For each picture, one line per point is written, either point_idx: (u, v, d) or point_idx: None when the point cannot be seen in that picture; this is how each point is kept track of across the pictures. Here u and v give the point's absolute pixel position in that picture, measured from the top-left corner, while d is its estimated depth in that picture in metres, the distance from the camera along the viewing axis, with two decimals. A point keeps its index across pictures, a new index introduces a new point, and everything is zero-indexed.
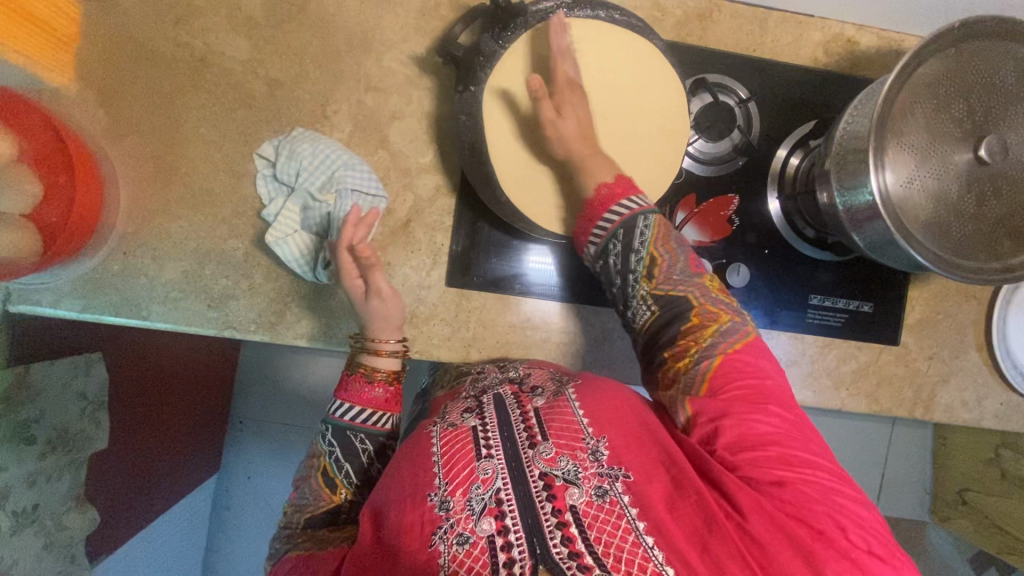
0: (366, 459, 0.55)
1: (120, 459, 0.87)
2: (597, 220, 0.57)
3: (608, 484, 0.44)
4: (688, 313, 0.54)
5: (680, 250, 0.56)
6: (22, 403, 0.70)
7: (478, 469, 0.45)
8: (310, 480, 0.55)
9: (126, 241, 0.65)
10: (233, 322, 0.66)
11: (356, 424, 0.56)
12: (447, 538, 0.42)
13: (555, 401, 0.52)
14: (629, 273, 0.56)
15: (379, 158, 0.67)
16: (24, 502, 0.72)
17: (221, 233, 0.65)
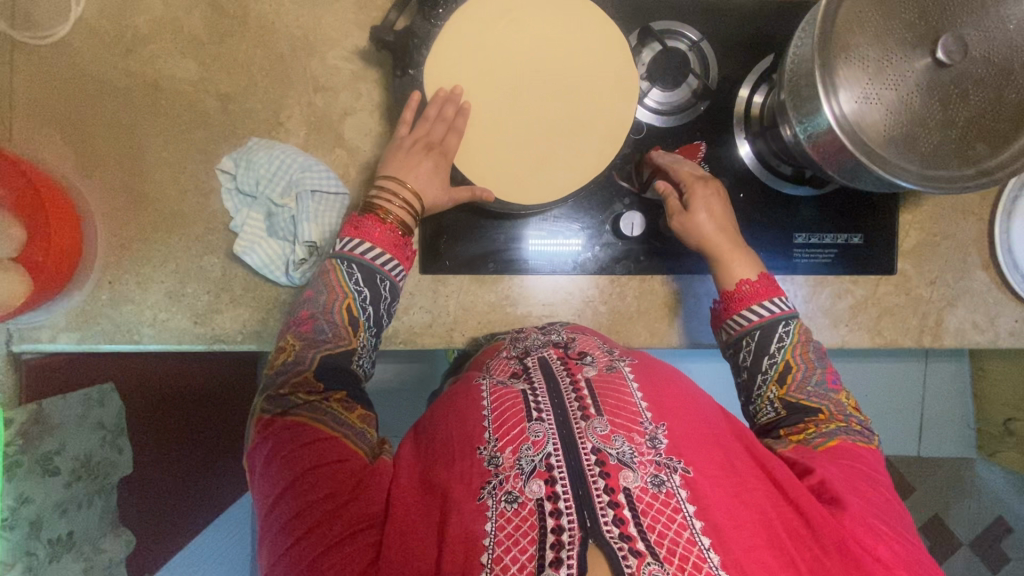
0: (384, 308, 0.59)
1: (157, 483, 0.91)
2: (735, 313, 0.62)
3: (666, 473, 0.44)
4: (818, 416, 0.57)
5: (817, 362, 0.60)
6: (41, 438, 0.74)
7: (529, 430, 0.46)
8: (331, 316, 0.56)
9: (109, 271, 0.67)
10: (220, 336, 0.68)
11: (381, 269, 0.57)
12: (496, 493, 0.42)
13: (607, 375, 0.52)
14: (760, 372, 0.60)
15: (338, 156, 0.67)
16: (58, 530, 0.77)
17: (196, 251, 0.67)
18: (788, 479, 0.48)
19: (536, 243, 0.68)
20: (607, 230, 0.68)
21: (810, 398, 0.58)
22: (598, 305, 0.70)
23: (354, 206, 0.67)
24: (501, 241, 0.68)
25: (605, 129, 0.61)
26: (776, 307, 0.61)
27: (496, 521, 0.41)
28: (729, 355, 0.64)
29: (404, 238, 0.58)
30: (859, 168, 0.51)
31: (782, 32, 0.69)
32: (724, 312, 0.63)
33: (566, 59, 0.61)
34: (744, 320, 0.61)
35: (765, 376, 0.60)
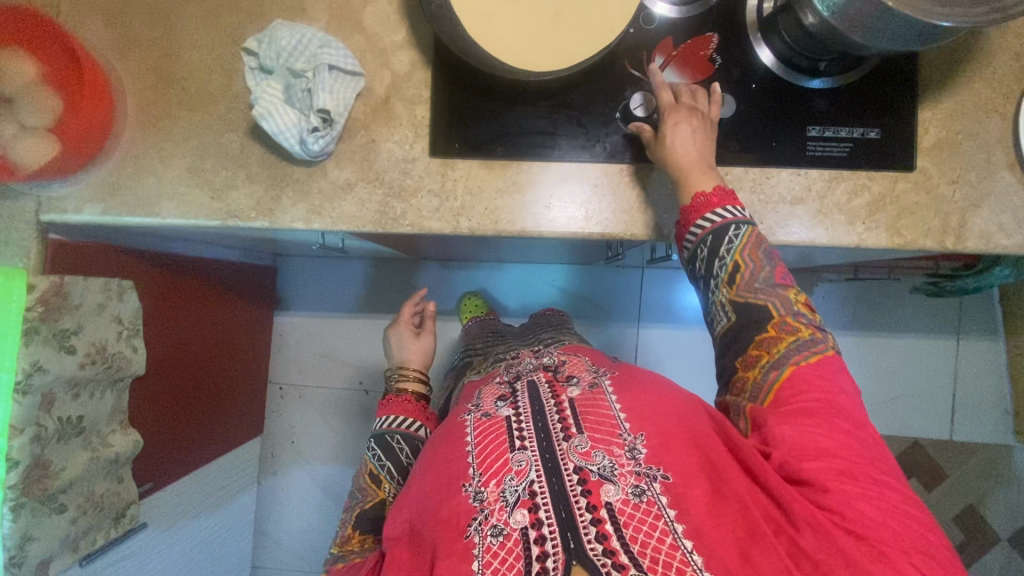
0: (405, 459, 0.74)
1: (155, 420, 0.99)
2: (692, 224, 0.63)
3: (646, 484, 0.53)
4: (766, 318, 0.59)
5: (766, 261, 0.61)
6: (60, 312, 0.74)
7: (513, 461, 0.57)
8: (361, 485, 0.75)
9: (135, 145, 0.70)
10: (235, 212, 0.70)
11: (393, 428, 0.76)
12: (483, 529, 0.53)
13: (589, 394, 0.64)
14: (712, 277, 0.62)
15: (356, 42, 0.70)
16: (69, 412, 0.78)
17: (217, 128, 0.70)
18: (760, 462, 0.53)
19: (547, 129, 0.69)
20: (618, 119, 0.69)
21: (759, 296, 0.60)
22: (606, 195, 0.69)
23: (368, 89, 0.70)
24: (514, 125, 0.69)
25: (618, 7, 0.63)
26: (723, 215, 0.62)
27: (484, 556, 0.51)
28: (688, 269, 0.66)
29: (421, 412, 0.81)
30: (892, 15, 0.52)
31: None
32: (683, 227, 0.65)
33: None
34: (696, 230, 0.63)
35: (715, 279, 0.62)
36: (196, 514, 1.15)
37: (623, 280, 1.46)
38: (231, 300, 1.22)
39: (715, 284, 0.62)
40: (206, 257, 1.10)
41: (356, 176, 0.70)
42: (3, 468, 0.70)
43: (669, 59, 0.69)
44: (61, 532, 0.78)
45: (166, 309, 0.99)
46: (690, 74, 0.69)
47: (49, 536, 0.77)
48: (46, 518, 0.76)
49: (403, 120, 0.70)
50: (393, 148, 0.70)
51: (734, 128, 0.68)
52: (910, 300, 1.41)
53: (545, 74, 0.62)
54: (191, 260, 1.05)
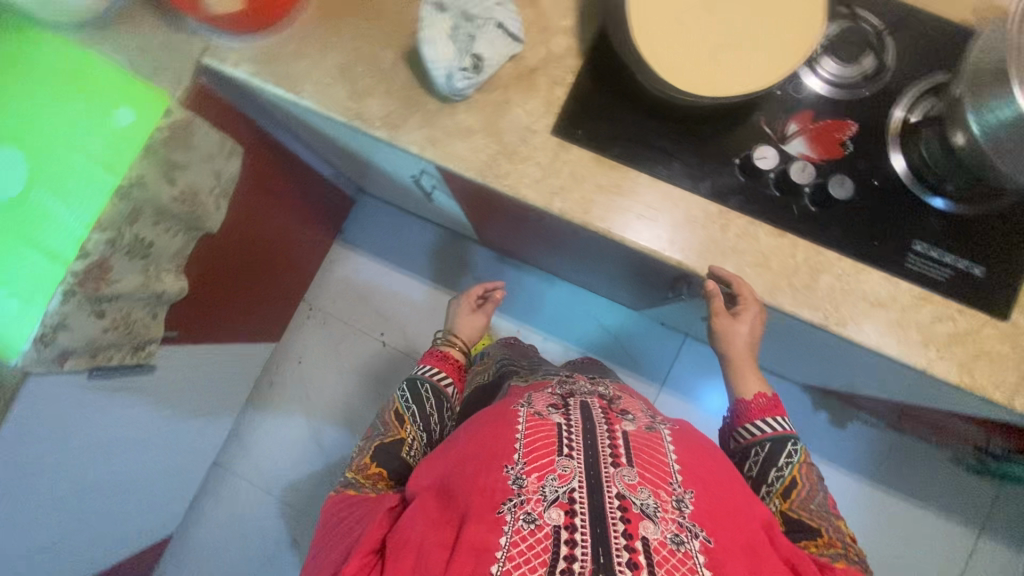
0: (423, 403, 0.94)
1: (207, 276, 1.05)
2: (750, 421, 0.82)
3: (685, 536, 0.62)
4: (815, 538, 0.72)
5: (816, 485, 0.77)
6: (177, 147, 0.82)
7: (558, 465, 0.66)
8: (380, 426, 0.91)
9: (305, 29, 0.78)
10: (362, 117, 0.75)
11: (421, 376, 0.98)
12: (516, 510, 0.62)
13: (643, 435, 0.73)
14: (767, 483, 0.78)
15: (527, 13, 0.75)
16: (145, 235, 0.84)
17: (378, 42, 0.76)
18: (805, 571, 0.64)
19: (667, 149, 0.71)
20: (735, 165, 0.70)
21: (811, 515, 0.74)
22: (697, 229, 0.70)
23: (521, 57, 0.75)
24: (638, 135, 0.72)
25: (770, 68, 0.65)
26: (780, 427, 0.80)
27: (512, 534, 0.60)
28: (740, 461, 0.82)
29: (455, 369, 1.03)
30: None
31: (954, 51, 0.71)
32: (745, 419, 0.83)
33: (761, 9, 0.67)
34: (756, 430, 0.81)
35: (770, 488, 0.77)
36: (188, 404, 1.21)
37: (662, 339, 1.45)
38: (307, 208, 1.30)
39: (770, 493, 0.76)
40: (305, 158, 1.17)
41: (479, 124, 0.74)
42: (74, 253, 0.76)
43: (804, 129, 0.70)
44: (91, 333, 0.82)
45: (255, 187, 1.06)
46: (820, 150, 0.70)
47: (80, 334, 0.81)
48: (84, 315, 0.80)
49: (541, 93, 0.74)
50: (521, 115, 0.74)
51: (843, 213, 0.69)
52: (941, 473, 1.34)
53: (695, 100, 0.65)
54: (292, 155, 1.13)
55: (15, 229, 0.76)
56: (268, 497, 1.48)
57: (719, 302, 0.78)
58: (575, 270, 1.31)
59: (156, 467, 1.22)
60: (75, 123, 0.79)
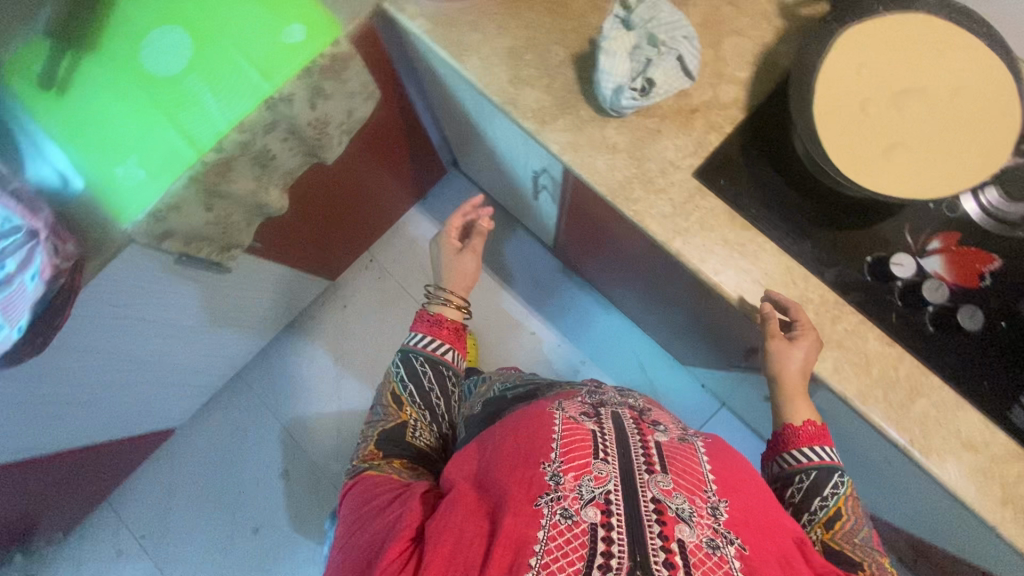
0: (418, 381, 0.98)
1: (304, 203, 1.08)
2: (793, 449, 0.74)
3: (721, 541, 0.59)
4: (860, 574, 0.65)
5: (862, 519, 0.70)
6: (331, 76, 0.84)
7: (594, 466, 0.63)
8: (381, 408, 0.98)
9: (487, 4, 0.79)
10: (515, 104, 0.76)
11: (417, 349, 1.00)
12: (553, 504, 0.60)
13: (676, 444, 0.70)
14: (809, 512, 0.71)
15: (706, 54, 0.75)
16: (269, 148, 0.87)
17: (553, 37, 0.77)
18: None
19: (803, 225, 0.70)
20: (867, 262, 0.69)
21: (854, 549, 0.67)
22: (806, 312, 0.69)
23: (686, 93, 0.75)
24: (779, 203, 0.71)
25: (937, 180, 0.64)
26: (827, 456, 0.73)
27: (549, 531, 0.57)
28: (777, 487, 0.75)
29: (451, 334, 1.03)
30: None
31: None
32: (788, 445, 0.75)
33: (943, 123, 0.66)
34: (797, 458, 0.73)
35: (812, 516, 0.71)
36: (233, 317, 1.24)
37: (697, 403, 1.44)
38: (406, 166, 1.32)
39: (812, 522, 0.70)
40: (423, 118, 1.20)
41: (625, 144, 0.74)
42: (211, 144, 0.79)
43: (945, 249, 0.69)
44: (196, 222, 0.86)
45: (373, 133, 1.08)
46: (955, 275, 0.68)
47: (187, 220, 0.84)
48: (196, 205, 0.83)
49: (696, 133, 0.74)
50: (669, 148, 0.74)
51: (960, 344, 0.67)
52: None
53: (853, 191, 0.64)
54: (415, 112, 1.15)
55: (162, 109, 0.79)
56: (275, 422, 1.52)
57: (776, 325, 0.69)
58: (639, 305, 1.30)
59: (187, 364, 1.25)
60: (240, 22, 0.81)
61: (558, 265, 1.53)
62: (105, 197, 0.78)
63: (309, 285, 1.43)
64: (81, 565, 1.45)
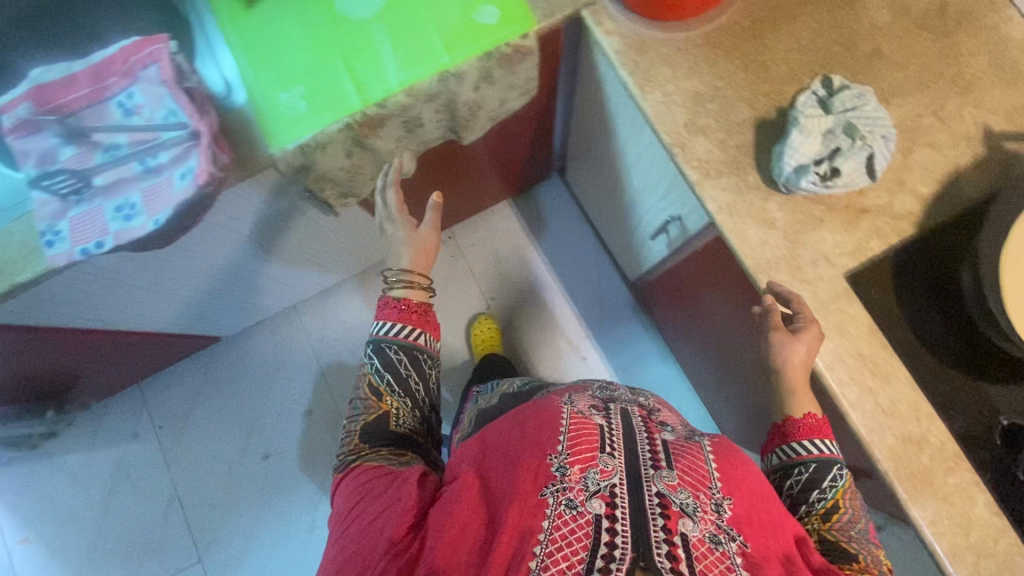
0: (395, 373, 0.86)
1: (424, 172, 1.10)
2: (793, 440, 0.73)
3: (723, 538, 0.61)
4: (851, 563, 0.65)
5: (861, 513, 0.69)
6: (506, 65, 0.83)
7: (600, 460, 0.65)
8: (361, 396, 0.87)
9: (686, 42, 0.77)
10: (683, 149, 0.75)
11: (388, 337, 0.87)
12: (558, 494, 0.62)
13: (684, 444, 0.71)
14: (808, 504, 0.70)
15: (895, 159, 0.72)
16: (421, 116, 0.87)
17: (743, 95, 0.75)
18: None
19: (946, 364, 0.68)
20: (1001, 421, 0.68)
21: (849, 540, 0.67)
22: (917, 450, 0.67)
23: (862, 192, 0.72)
24: (925, 336, 0.71)
25: None
26: (827, 449, 0.71)
27: (554, 520, 0.59)
28: (774, 476, 0.74)
29: (418, 317, 0.89)
30: None
31: None
32: (787, 437, 0.73)
33: None
34: (794, 452, 0.72)
35: (810, 508, 0.70)
36: (310, 256, 1.25)
37: None
38: (519, 161, 1.32)
39: (809, 514, 0.69)
40: (560, 120, 1.19)
41: (783, 224, 0.72)
42: (378, 97, 0.79)
43: None
44: (337, 163, 0.86)
45: (510, 125, 1.08)
46: None
47: (329, 161, 0.85)
48: (343, 150, 0.84)
49: (861, 234, 0.71)
50: (827, 241, 0.71)
51: None
52: None
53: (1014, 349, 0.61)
54: (555, 113, 1.14)
55: (341, 50, 0.80)
56: (313, 361, 1.55)
57: (880, 449, 0.67)
58: (704, 368, 1.27)
59: (248, 287, 1.27)
60: None
61: (629, 300, 1.51)
62: (262, 116, 0.79)
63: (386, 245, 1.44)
64: (99, 431, 1.54)
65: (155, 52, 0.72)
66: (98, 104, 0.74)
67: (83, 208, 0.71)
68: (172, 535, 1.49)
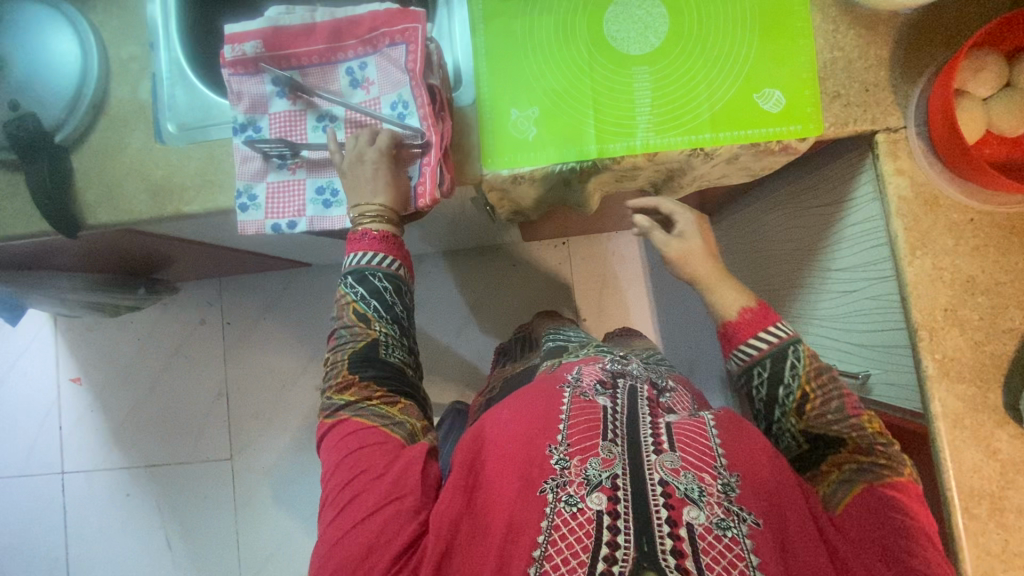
0: (383, 304, 0.67)
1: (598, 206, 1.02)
2: (742, 344, 0.70)
3: (733, 521, 0.55)
4: (841, 449, 0.65)
5: (832, 387, 0.67)
6: (761, 159, 0.74)
7: (602, 450, 0.60)
8: (344, 322, 0.68)
9: (981, 217, 0.68)
10: (928, 335, 0.67)
11: (370, 264, 0.66)
12: (557, 492, 0.56)
13: (688, 423, 0.64)
14: (779, 402, 0.68)
15: None
16: (643, 178, 0.78)
17: (1019, 300, 0.67)
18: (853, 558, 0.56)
19: None
20: None
21: (831, 425, 0.66)
22: None
23: None
24: None
25: None
26: (783, 332, 0.69)
27: (553, 521, 0.54)
28: (741, 382, 0.72)
29: (394, 239, 0.67)
30: None
31: None
32: (732, 343, 0.71)
33: None
34: (750, 351, 0.70)
35: (783, 407, 0.68)
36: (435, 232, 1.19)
37: None
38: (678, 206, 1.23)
39: (784, 413, 0.68)
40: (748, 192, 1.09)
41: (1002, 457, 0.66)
42: (619, 154, 0.70)
43: None
44: (530, 194, 0.77)
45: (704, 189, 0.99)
46: None
47: (525, 191, 0.76)
48: (548, 187, 0.76)
49: None
50: None
51: None
52: None
53: None
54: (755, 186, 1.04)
55: (595, 82, 0.70)
56: None
57: None
58: None
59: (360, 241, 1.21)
60: (727, 47, 0.69)
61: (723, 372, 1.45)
62: (485, 126, 0.71)
63: (504, 235, 1.37)
64: (171, 306, 1.55)
65: (410, 32, 0.63)
66: (327, 64, 0.66)
67: (284, 176, 0.66)
68: (212, 427, 1.53)
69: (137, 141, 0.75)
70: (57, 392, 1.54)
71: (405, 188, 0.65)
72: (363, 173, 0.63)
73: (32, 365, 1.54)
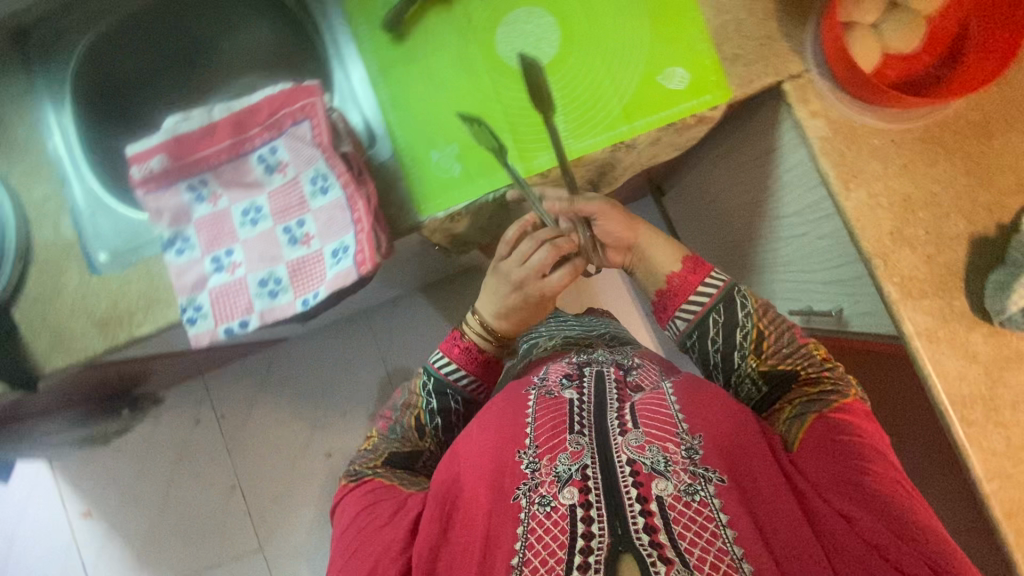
0: (441, 420, 0.81)
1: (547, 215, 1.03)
2: (682, 305, 0.73)
3: (700, 484, 0.54)
4: (799, 382, 0.67)
5: (776, 322, 0.71)
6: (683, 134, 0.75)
7: (569, 443, 0.59)
8: (402, 421, 0.80)
9: (902, 136, 0.70)
10: (884, 262, 0.68)
11: (450, 380, 0.80)
12: (530, 496, 0.56)
13: (649, 398, 0.64)
14: (737, 350, 0.70)
15: None
16: (578, 181, 0.79)
17: (959, 205, 0.69)
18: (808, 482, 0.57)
19: None
20: None
21: (784, 360, 0.69)
22: None
23: None
24: None
25: None
26: (726, 282, 0.73)
27: (529, 523, 0.54)
28: (694, 341, 0.74)
29: (490, 363, 0.83)
30: None
31: None
32: (677, 301, 0.74)
33: None
34: (696, 308, 0.73)
35: (741, 352, 0.70)
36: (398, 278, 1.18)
37: None
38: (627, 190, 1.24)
39: (745, 359, 0.70)
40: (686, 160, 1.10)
41: (982, 358, 0.68)
42: (546, 166, 0.70)
43: None
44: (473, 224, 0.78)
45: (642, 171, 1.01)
46: None
47: (467, 224, 0.76)
48: (486, 214, 0.76)
49: None
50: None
51: None
52: None
53: None
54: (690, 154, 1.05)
55: (503, 104, 0.71)
56: (379, 365, 1.51)
57: None
58: None
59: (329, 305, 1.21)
60: (620, 39, 0.71)
61: None
62: (410, 174, 0.71)
63: (468, 260, 1.37)
64: (161, 416, 1.52)
65: (310, 107, 0.64)
66: (236, 158, 0.65)
67: (223, 278, 0.65)
68: (234, 523, 1.50)
69: (72, 279, 0.74)
70: (71, 533, 1.50)
71: (510, 323, 0.79)
72: (506, 282, 0.76)
73: (38, 512, 1.51)
